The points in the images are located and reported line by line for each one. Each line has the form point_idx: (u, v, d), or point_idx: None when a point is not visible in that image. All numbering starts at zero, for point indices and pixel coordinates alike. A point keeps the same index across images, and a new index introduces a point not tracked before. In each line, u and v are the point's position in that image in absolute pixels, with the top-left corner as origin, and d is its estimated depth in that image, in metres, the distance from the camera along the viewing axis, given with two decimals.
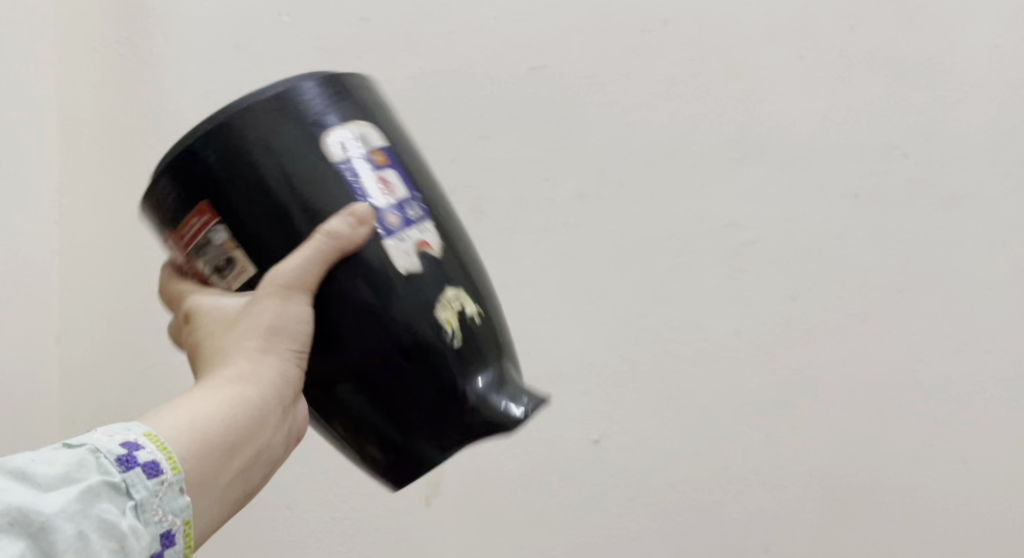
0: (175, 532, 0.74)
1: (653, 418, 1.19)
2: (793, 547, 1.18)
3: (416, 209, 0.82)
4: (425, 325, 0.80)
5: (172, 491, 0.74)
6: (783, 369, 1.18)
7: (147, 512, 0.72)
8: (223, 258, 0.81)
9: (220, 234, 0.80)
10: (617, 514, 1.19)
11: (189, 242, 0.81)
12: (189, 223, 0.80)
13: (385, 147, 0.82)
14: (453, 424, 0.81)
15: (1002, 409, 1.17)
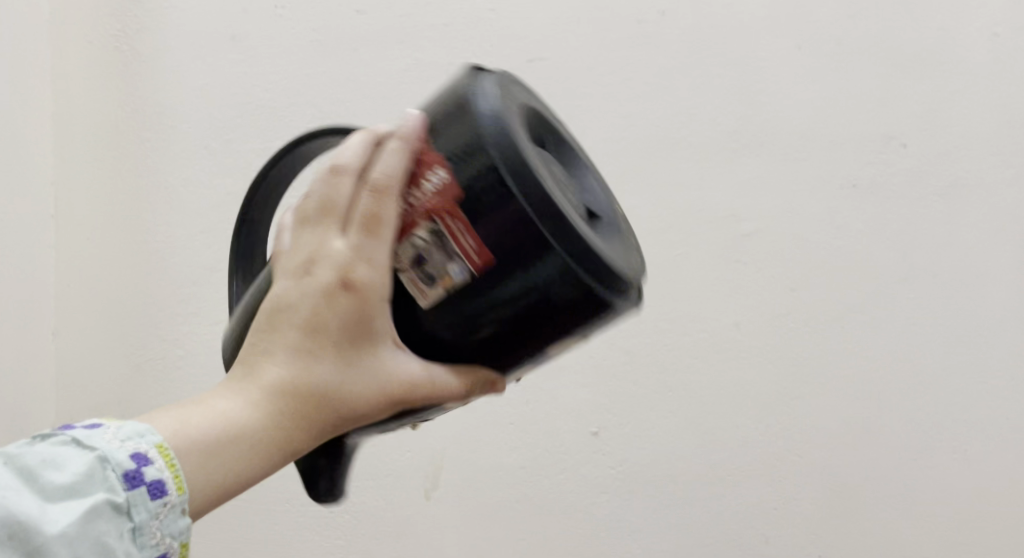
0: (173, 557, 0.74)
1: (653, 410, 1.18)
2: (793, 538, 1.18)
3: None
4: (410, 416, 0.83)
5: (172, 515, 0.74)
6: (783, 360, 1.18)
7: (144, 536, 0.73)
8: (421, 277, 0.78)
9: (458, 272, 0.77)
10: (616, 507, 1.18)
11: (442, 231, 0.77)
12: (467, 236, 0.77)
13: None
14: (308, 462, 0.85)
15: (1001, 400, 1.17)
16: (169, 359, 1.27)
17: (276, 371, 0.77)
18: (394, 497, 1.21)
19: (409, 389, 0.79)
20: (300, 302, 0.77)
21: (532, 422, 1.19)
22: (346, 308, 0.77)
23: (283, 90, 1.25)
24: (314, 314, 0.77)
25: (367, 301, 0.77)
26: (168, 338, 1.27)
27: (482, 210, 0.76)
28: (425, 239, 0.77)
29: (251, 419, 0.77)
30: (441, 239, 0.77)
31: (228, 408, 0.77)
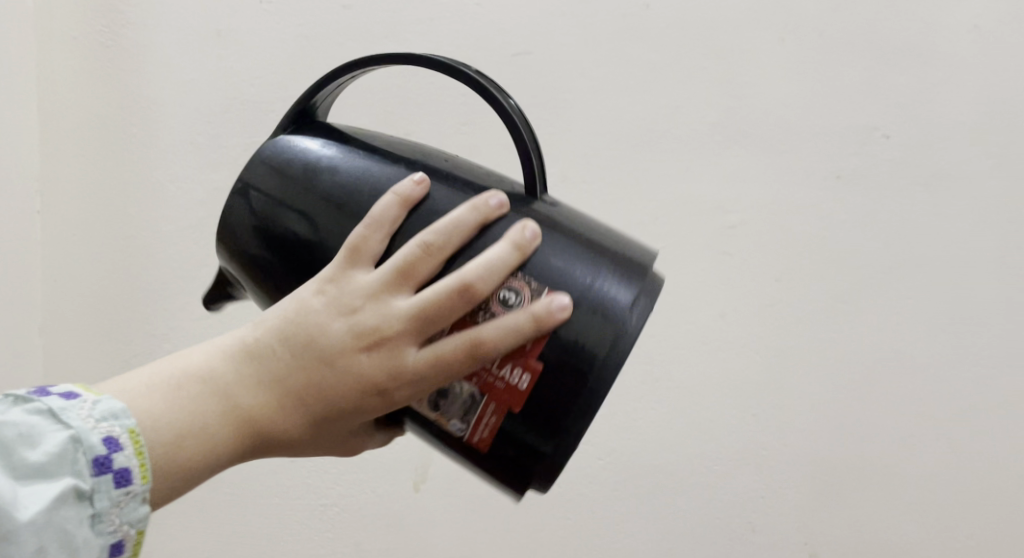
0: (126, 542, 0.83)
1: (640, 401, 1.19)
2: (780, 526, 1.19)
3: None
4: None
5: (133, 503, 0.83)
6: (769, 351, 1.19)
7: (104, 522, 0.82)
8: (430, 405, 0.86)
9: (454, 427, 0.86)
10: (604, 497, 1.20)
11: (480, 403, 0.85)
12: (489, 419, 0.85)
13: None
14: None
15: (986, 388, 1.18)
16: (157, 354, 1.28)
17: (271, 411, 0.85)
18: (383, 490, 1.22)
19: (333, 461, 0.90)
20: (337, 372, 0.85)
21: None
22: (357, 409, 0.85)
23: (269, 85, 1.25)
24: (335, 397, 0.85)
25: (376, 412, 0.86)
26: (157, 334, 1.28)
27: (537, 399, 0.85)
28: (463, 388, 0.85)
29: (222, 432, 0.85)
30: (472, 407, 0.85)
31: (220, 419, 0.85)
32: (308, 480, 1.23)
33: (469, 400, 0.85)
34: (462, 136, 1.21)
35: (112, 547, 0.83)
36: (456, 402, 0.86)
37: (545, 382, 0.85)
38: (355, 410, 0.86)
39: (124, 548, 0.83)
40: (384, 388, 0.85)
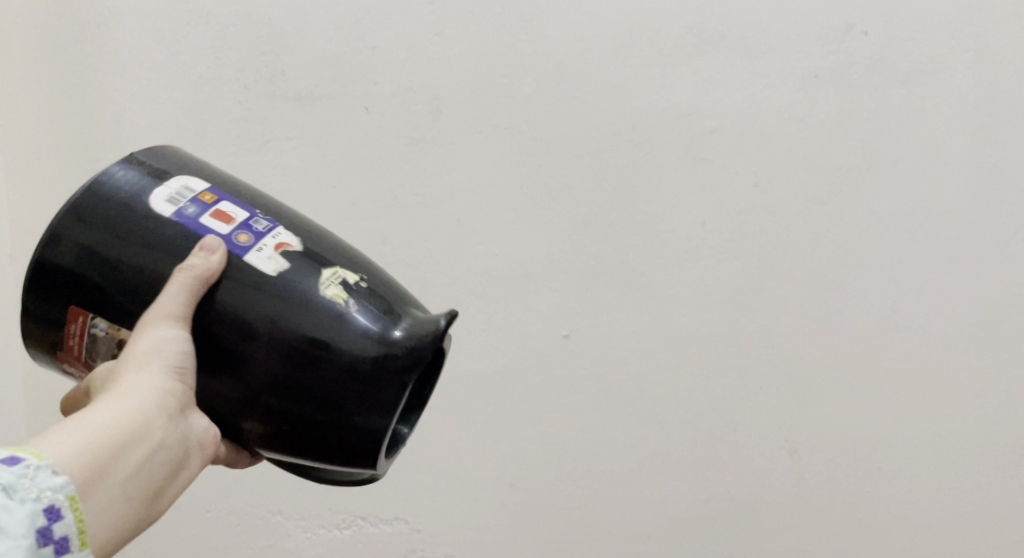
0: (60, 506, 0.70)
1: (621, 311, 1.20)
2: (759, 425, 1.20)
3: (263, 221, 0.81)
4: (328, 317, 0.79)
5: (43, 471, 0.70)
6: (747, 256, 1.20)
7: (18, 492, 0.69)
8: (115, 345, 0.80)
9: (100, 325, 0.80)
10: (587, 405, 1.20)
11: (82, 351, 0.81)
12: (70, 330, 0.80)
13: (212, 187, 0.81)
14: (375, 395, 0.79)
15: (962, 284, 1.20)
16: None
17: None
18: None
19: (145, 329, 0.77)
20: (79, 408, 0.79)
21: (503, 328, 1.20)
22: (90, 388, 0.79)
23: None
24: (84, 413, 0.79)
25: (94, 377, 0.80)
26: None
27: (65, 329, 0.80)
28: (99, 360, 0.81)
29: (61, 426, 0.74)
30: (89, 343, 0.80)
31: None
32: None
33: (97, 359, 0.81)
34: (433, 47, 1.19)
35: (46, 513, 0.69)
36: (103, 346, 0.80)
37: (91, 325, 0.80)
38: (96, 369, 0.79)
39: (61, 514, 0.70)
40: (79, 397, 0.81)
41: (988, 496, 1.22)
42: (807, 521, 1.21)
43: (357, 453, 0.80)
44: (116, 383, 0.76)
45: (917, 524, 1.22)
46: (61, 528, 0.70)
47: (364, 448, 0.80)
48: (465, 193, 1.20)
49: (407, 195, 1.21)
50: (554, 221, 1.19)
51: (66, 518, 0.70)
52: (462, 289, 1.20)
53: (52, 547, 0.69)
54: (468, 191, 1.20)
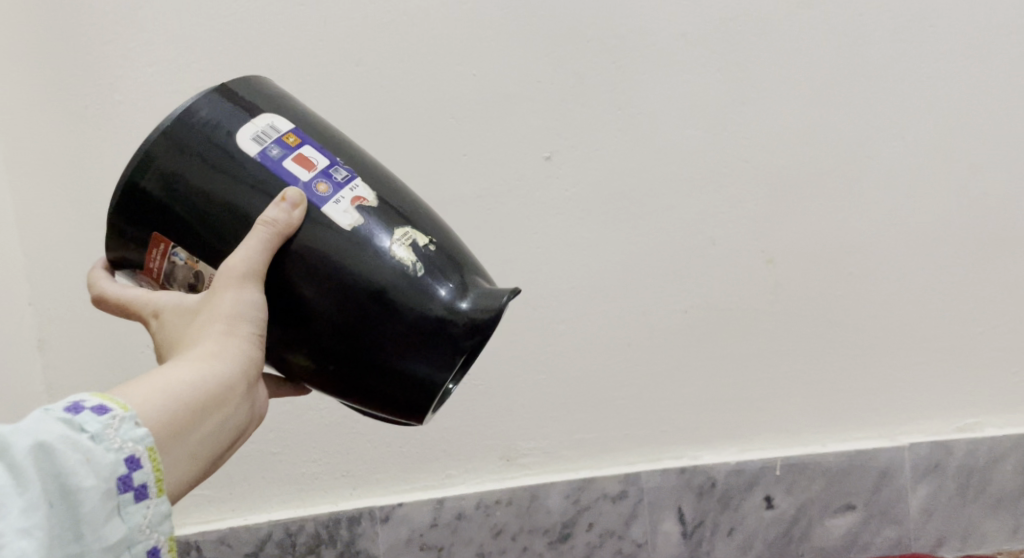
0: (140, 456, 0.78)
1: (603, 130, 1.21)
2: (739, 237, 1.23)
3: (342, 171, 0.87)
4: (402, 286, 0.86)
5: (126, 423, 0.78)
6: (730, 67, 1.21)
7: (105, 441, 0.77)
8: (189, 275, 0.87)
9: (180, 254, 0.87)
10: (571, 225, 1.22)
11: (163, 273, 0.88)
12: (151, 255, 0.87)
13: (295, 128, 0.88)
14: (433, 354, 0.86)
15: (944, 85, 1.23)
16: (107, 103, 1.21)
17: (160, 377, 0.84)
18: None
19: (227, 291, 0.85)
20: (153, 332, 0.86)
21: (483, 151, 1.21)
22: (169, 320, 0.86)
23: None
24: (165, 345, 0.86)
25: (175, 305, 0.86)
26: (103, 85, 1.20)
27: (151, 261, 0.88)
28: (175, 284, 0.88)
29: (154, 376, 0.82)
30: (168, 274, 0.88)
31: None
32: None
33: (175, 283, 0.88)
34: None
35: (128, 462, 0.77)
36: (178, 275, 0.88)
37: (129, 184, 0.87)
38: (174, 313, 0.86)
39: (141, 463, 0.78)
40: (153, 318, 0.87)
41: (959, 293, 1.26)
42: (785, 328, 1.25)
43: (410, 407, 0.87)
44: (206, 344, 0.84)
45: (891, 322, 1.26)
46: (141, 476, 0.78)
47: (421, 400, 0.87)
48: (443, 11, 1.19)
49: (382, 14, 1.19)
50: (533, 39, 1.19)
51: (145, 466, 0.78)
52: (442, 112, 1.20)
53: (131, 494, 0.77)
54: (445, 8, 1.19)
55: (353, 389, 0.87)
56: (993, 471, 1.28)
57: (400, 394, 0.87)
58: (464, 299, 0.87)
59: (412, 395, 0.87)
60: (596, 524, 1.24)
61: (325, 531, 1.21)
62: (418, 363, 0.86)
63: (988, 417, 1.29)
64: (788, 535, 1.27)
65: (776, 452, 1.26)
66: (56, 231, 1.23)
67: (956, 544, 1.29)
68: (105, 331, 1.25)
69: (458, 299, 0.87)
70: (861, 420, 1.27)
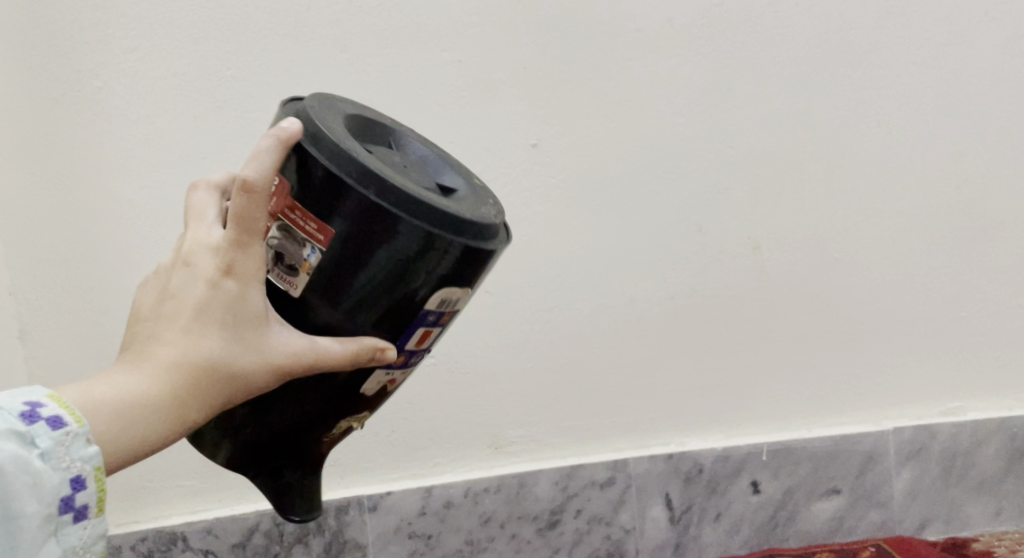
0: (85, 477, 0.81)
1: (589, 117, 1.20)
2: (724, 223, 1.23)
3: (416, 357, 0.91)
4: (320, 429, 0.91)
5: (77, 441, 0.81)
6: (715, 54, 1.21)
7: (53, 459, 0.80)
8: (293, 264, 0.86)
9: (312, 256, 0.85)
10: (558, 212, 1.21)
11: (291, 228, 0.86)
12: (306, 220, 0.85)
13: (456, 311, 0.90)
14: (271, 469, 0.92)
15: (927, 71, 1.24)
16: (85, 89, 1.18)
17: (170, 349, 0.83)
18: None
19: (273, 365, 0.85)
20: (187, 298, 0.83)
21: (470, 138, 1.20)
22: (228, 298, 0.83)
23: None
24: (190, 324, 0.83)
25: (242, 292, 0.83)
26: (82, 71, 1.18)
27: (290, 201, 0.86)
28: (279, 239, 0.86)
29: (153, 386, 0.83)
30: (289, 236, 0.86)
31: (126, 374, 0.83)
32: None
33: (281, 241, 0.86)
34: None
35: (73, 482, 0.80)
36: (289, 247, 0.86)
37: (337, 132, 0.86)
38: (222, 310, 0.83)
39: (85, 484, 0.81)
40: (211, 278, 0.83)
41: (942, 279, 1.27)
42: (770, 314, 1.25)
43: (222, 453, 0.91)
44: (216, 388, 0.84)
45: (876, 307, 1.27)
46: (83, 498, 0.80)
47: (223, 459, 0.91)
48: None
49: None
50: (518, 26, 1.19)
51: (89, 488, 0.81)
52: (427, 99, 1.19)
53: (72, 515, 0.80)
54: None
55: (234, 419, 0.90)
56: (975, 454, 1.29)
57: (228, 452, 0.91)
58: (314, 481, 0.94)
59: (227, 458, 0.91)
60: (584, 511, 1.24)
61: (313, 521, 1.21)
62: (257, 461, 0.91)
63: (971, 401, 1.30)
64: (774, 520, 1.28)
65: (763, 438, 1.27)
66: (35, 220, 1.20)
67: (939, 527, 1.30)
68: (89, 321, 1.22)
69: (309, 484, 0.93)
70: (846, 405, 1.28)
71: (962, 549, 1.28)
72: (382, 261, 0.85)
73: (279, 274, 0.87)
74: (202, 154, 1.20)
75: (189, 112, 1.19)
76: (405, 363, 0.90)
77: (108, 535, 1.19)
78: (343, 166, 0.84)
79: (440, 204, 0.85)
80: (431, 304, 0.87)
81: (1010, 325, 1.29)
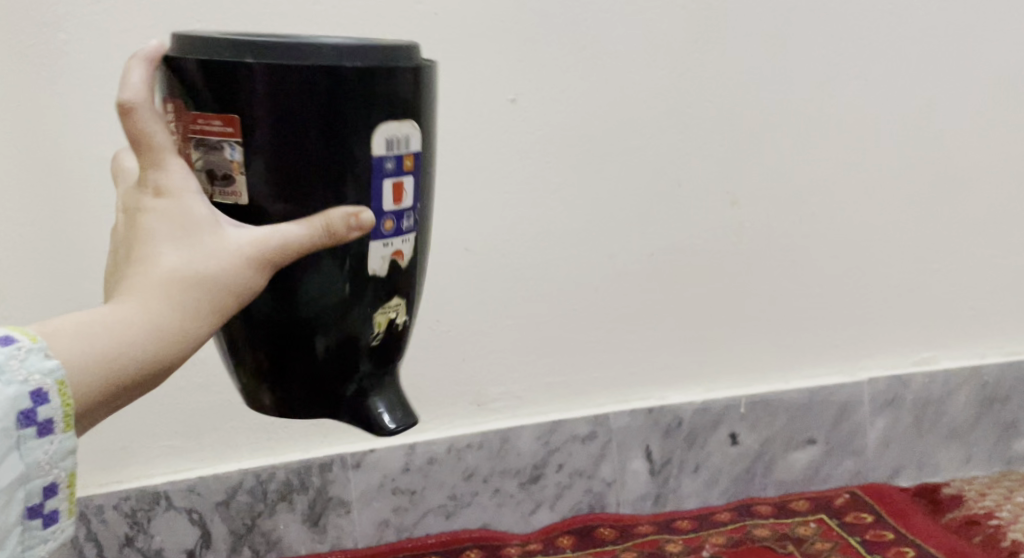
0: (47, 390, 0.71)
1: (569, 72, 1.19)
2: (702, 177, 1.23)
3: (411, 220, 0.79)
4: (339, 322, 0.78)
5: (34, 355, 0.71)
6: (694, 8, 1.20)
7: (6, 372, 0.70)
8: (224, 171, 0.76)
9: (234, 151, 0.75)
10: (538, 168, 1.20)
11: (199, 139, 0.76)
12: (210, 121, 0.75)
13: (418, 152, 0.78)
14: (321, 397, 0.80)
15: (902, 25, 1.24)
16: (50, 43, 1.11)
17: (128, 283, 0.74)
18: None
19: (230, 260, 0.75)
20: (125, 234, 0.75)
21: (449, 93, 1.17)
22: (164, 215, 0.75)
23: None
24: (141, 252, 0.75)
25: (176, 208, 0.75)
26: (46, 24, 1.11)
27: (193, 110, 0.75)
28: (199, 154, 0.76)
29: (114, 318, 0.74)
30: (205, 148, 0.76)
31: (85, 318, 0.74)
32: None
33: (201, 154, 0.76)
34: None
35: (32, 396, 0.71)
36: (212, 158, 0.76)
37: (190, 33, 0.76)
38: (159, 227, 0.75)
39: (47, 397, 0.71)
40: (145, 200, 0.75)
41: (915, 230, 1.29)
42: (747, 267, 1.26)
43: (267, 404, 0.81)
44: (181, 304, 0.74)
45: (850, 261, 1.28)
46: (48, 412, 0.71)
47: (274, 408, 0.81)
48: None
49: None
50: None
51: (53, 401, 0.72)
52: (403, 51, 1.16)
53: (35, 429, 0.71)
54: None
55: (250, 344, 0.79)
56: (946, 403, 1.32)
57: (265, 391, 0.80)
58: (396, 409, 0.81)
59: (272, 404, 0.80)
60: (566, 464, 1.26)
61: (296, 479, 1.21)
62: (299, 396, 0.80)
63: (944, 350, 1.32)
64: (751, 470, 1.30)
65: (741, 390, 1.28)
66: (1, 179, 1.13)
67: (912, 473, 1.33)
68: (67, 285, 1.17)
69: (399, 410, 0.81)
70: (821, 357, 1.30)
71: (934, 493, 1.31)
72: (280, 130, 0.75)
73: (214, 192, 0.77)
74: None
75: None
76: (396, 229, 0.79)
77: (89, 496, 1.18)
78: (186, 53, 0.75)
79: (299, 42, 0.74)
80: (381, 158, 0.76)
81: (981, 277, 1.31)
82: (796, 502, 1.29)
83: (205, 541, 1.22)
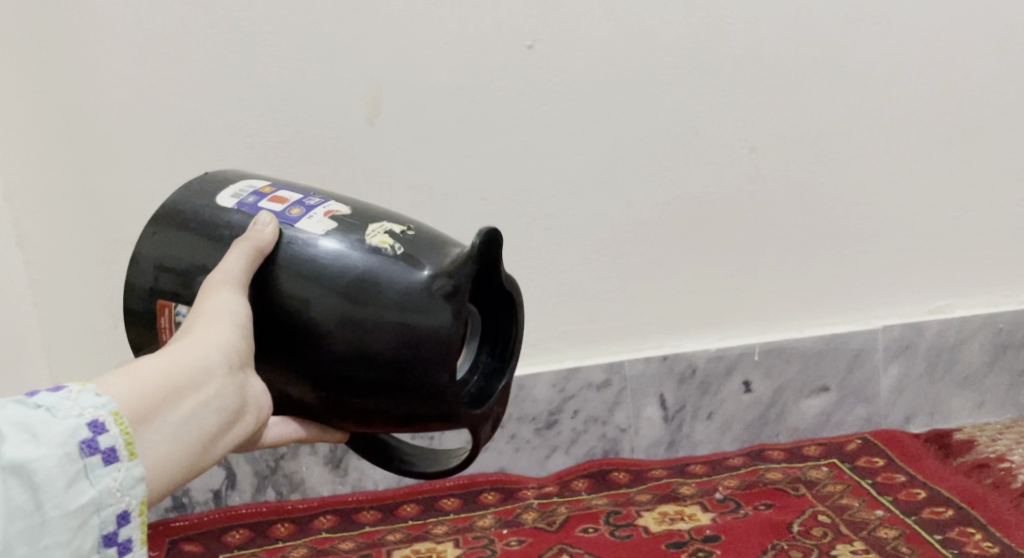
0: (105, 420, 0.70)
1: (587, 18, 1.19)
2: (720, 124, 1.24)
3: (314, 200, 0.87)
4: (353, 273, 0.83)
5: (85, 392, 0.70)
6: None
7: (61, 409, 0.69)
8: None
9: (183, 310, 0.85)
10: (555, 116, 1.21)
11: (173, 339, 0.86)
12: (162, 323, 0.86)
13: (270, 184, 0.89)
14: (435, 327, 0.82)
15: None
16: None
17: None
18: (336, 126, 1.18)
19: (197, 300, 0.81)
20: None
21: (466, 40, 1.18)
22: None
23: None
24: None
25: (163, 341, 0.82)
26: None
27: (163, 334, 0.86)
28: None
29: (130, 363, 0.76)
30: None
31: None
32: (257, 120, 1.17)
33: None
34: None
35: (90, 427, 0.69)
36: None
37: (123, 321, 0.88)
38: None
39: (105, 427, 0.70)
40: None
41: (931, 177, 1.29)
42: (764, 214, 1.27)
43: (427, 397, 0.83)
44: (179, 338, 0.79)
45: (865, 209, 1.29)
46: (107, 441, 0.69)
47: (435, 389, 0.83)
48: None
49: None
50: None
51: (111, 430, 0.70)
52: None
53: (99, 456, 0.69)
54: None
55: (335, 363, 0.83)
56: (959, 350, 1.33)
57: (408, 381, 0.82)
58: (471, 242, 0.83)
59: (425, 389, 0.83)
60: (582, 411, 1.28)
61: None
62: (428, 345, 0.82)
63: (959, 299, 1.33)
64: (765, 417, 1.32)
65: (755, 338, 1.30)
66: (24, 123, 1.14)
67: (924, 420, 1.35)
68: (89, 229, 1.18)
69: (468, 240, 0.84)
70: (837, 305, 1.31)
71: (944, 438, 1.32)
72: (179, 259, 0.85)
73: None
74: (189, 55, 1.14)
75: (176, 10, 1.13)
76: (302, 212, 0.86)
77: None
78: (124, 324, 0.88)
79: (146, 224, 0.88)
80: (246, 200, 0.87)
81: (997, 223, 1.32)
82: (808, 448, 1.31)
83: (230, 482, 1.24)
